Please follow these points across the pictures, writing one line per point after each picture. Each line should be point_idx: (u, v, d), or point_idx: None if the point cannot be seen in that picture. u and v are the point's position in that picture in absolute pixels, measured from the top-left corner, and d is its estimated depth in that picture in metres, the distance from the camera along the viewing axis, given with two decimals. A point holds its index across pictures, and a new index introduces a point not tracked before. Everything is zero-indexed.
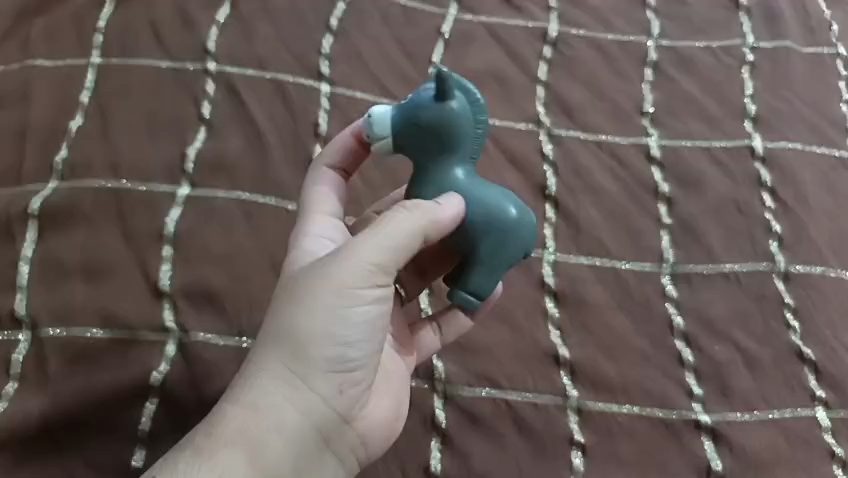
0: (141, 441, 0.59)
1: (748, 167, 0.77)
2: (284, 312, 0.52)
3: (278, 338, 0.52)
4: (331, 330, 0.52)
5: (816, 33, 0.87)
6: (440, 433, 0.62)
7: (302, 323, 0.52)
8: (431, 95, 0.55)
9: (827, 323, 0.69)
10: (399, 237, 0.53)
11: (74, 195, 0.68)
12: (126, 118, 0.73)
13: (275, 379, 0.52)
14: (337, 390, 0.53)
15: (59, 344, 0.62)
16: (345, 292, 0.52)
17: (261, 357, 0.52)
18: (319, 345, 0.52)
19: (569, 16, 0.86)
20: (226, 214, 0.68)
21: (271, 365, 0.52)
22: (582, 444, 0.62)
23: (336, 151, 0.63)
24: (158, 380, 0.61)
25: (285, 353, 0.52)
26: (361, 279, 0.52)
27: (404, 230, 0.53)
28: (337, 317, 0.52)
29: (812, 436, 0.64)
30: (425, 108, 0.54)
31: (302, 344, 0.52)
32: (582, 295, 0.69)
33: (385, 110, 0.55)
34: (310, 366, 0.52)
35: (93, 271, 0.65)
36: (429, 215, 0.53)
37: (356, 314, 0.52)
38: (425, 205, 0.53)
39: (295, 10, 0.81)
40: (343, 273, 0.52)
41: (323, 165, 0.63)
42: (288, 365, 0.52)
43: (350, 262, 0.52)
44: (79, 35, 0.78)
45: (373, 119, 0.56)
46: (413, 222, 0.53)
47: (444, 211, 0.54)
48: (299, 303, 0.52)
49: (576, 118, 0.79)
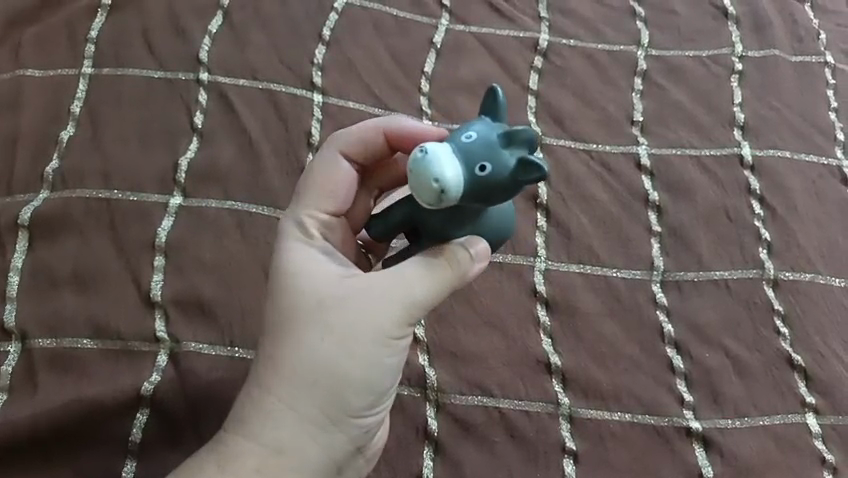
0: (130, 452, 0.59)
1: (737, 175, 0.77)
2: (308, 348, 0.51)
3: (301, 373, 0.51)
4: (363, 378, 0.52)
5: (804, 42, 0.88)
6: (432, 442, 0.63)
7: (335, 369, 0.51)
8: (510, 172, 0.50)
9: (817, 329, 0.69)
10: (433, 289, 0.53)
11: (64, 206, 0.68)
12: (118, 128, 0.73)
13: (297, 415, 0.52)
14: (356, 429, 0.54)
15: (48, 354, 0.62)
16: (375, 338, 0.52)
17: (287, 398, 0.52)
18: (352, 393, 0.52)
19: (559, 26, 0.87)
20: (218, 223, 0.69)
21: (293, 400, 0.52)
22: (574, 451, 0.63)
23: (355, 142, 0.60)
24: (149, 391, 0.61)
25: (315, 398, 0.52)
26: (391, 327, 0.52)
27: (440, 283, 0.53)
28: (370, 365, 0.52)
29: (801, 442, 0.64)
30: (501, 193, 0.51)
31: (334, 391, 0.52)
32: (573, 302, 0.69)
33: (460, 184, 0.50)
34: (341, 411, 0.52)
35: (84, 282, 0.65)
36: (464, 270, 0.53)
37: (388, 363, 0.53)
38: (461, 259, 0.53)
39: (287, 20, 0.82)
40: (374, 321, 0.51)
41: (338, 152, 0.60)
42: (319, 409, 0.52)
43: (385, 311, 0.52)
44: (71, 44, 0.78)
45: (447, 194, 0.49)
46: (443, 272, 0.53)
47: (477, 266, 0.54)
48: (327, 342, 0.51)
49: (566, 127, 0.80)
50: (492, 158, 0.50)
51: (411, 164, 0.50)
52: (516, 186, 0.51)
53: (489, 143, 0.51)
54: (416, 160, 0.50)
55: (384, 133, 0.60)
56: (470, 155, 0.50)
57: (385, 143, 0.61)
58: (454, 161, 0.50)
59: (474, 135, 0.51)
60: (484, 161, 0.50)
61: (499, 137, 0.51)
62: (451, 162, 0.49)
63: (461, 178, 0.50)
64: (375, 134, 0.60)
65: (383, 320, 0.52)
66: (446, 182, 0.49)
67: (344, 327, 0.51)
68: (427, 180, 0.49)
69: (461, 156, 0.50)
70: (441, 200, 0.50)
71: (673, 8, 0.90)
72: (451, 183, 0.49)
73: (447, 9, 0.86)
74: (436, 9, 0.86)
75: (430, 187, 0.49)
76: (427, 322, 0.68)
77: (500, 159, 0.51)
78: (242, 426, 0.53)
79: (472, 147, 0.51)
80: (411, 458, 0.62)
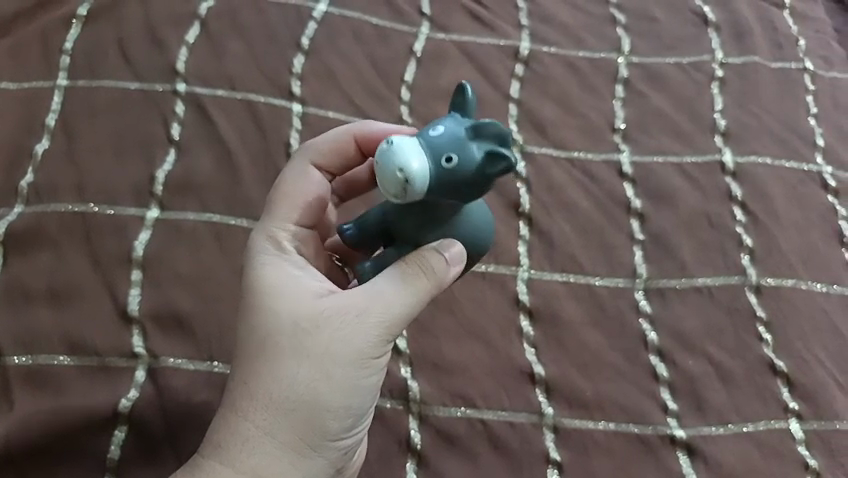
0: (109, 470, 0.58)
1: (718, 181, 0.77)
2: (287, 372, 0.51)
3: (279, 399, 0.50)
4: (343, 399, 0.52)
5: (783, 48, 0.88)
6: (416, 454, 0.62)
7: (315, 393, 0.51)
8: (478, 164, 0.49)
9: (799, 336, 0.69)
10: (410, 303, 0.52)
11: (39, 220, 0.67)
12: (94, 140, 0.72)
13: (276, 441, 0.51)
14: (336, 451, 0.53)
15: (23, 371, 0.61)
16: (354, 359, 0.51)
17: (266, 423, 0.51)
18: (332, 416, 0.52)
19: (540, 34, 0.87)
20: (197, 236, 0.68)
21: (272, 426, 0.51)
22: (558, 462, 0.63)
23: (326, 151, 0.61)
24: (127, 408, 0.60)
25: (295, 421, 0.51)
26: (370, 346, 0.52)
27: (417, 298, 0.53)
28: (349, 386, 0.52)
29: (785, 448, 0.64)
30: (470, 186, 0.50)
31: (315, 415, 0.51)
32: (555, 311, 0.69)
33: (425, 173, 0.48)
34: (321, 435, 0.52)
35: (59, 297, 0.64)
36: (441, 281, 0.53)
37: (366, 382, 0.53)
38: (438, 267, 0.52)
39: (265, 29, 0.81)
40: (352, 342, 0.51)
41: (310, 165, 0.60)
42: (298, 432, 0.51)
43: (363, 332, 0.51)
44: (45, 55, 0.77)
45: (412, 183, 0.48)
46: (420, 286, 0.53)
47: (454, 267, 0.53)
48: (305, 365, 0.51)
49: (548, 135, 0.79)
50: (459, 150, 0.49)
51: (378, 156, 0.49)
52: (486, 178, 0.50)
53: (457, 135, 0.50)
54: (382, 152, 0.49)
55: (353, 136, 0.62)
56: (437, 147, 0.49)
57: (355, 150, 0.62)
58: (419, 151, 0.49)
59: (442, 128, 0.50)
60: (451, 153, 0.49)
61: (467, 129, 0.50)
62: (416, 153, 0.48)
63: (427, 169, 0.48)
64: (345, 139, 0.61)
65: (362, 342, 0.51)
66: (411, 171, 0.48)
67: (323, 350, 0.51)
68: (392, 170, 0.48)
69: (427, 147, 0.49)
70: (405, 193, 0.49)
71: (653, 15, 0.90)
72: (416, 173, 0.48)
73: (427, 17, 0.86)
74: (416, 18, 0.85)
75: (394, 177, 0.48)
76: (409, 335, 0.67)
77: (468, 151, 0.49)
78: (218, 452, 0.51)
79: (440, 139, 0.50)
80: (391, 471, 0.61)
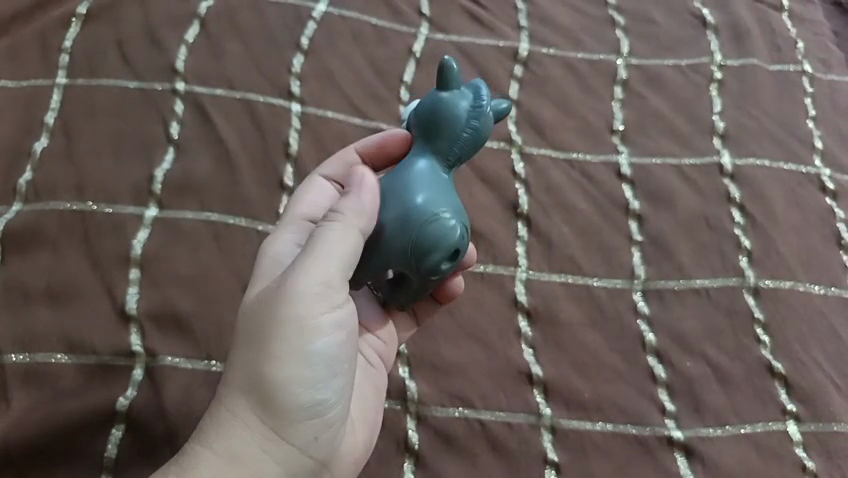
0: (106, 469, 0.58)
1: (717, 183, 0.78)
2: (246, 353, 0.52)
3: (242, 380, 0.51)
4: (297, 373, 0.51)
5: (782, 51, 0.89)
6: (413, 454, 0.62)
7: (268, 369, 0.51)
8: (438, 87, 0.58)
9: (797, 337, 0.69)
10: (335, 253, 0.52)
11: (37, 219, 0.67)
12: (93, 139, 0.72)
13: (244, 421, 0.51)
14: (309, 428, 0.53)
15: (20, 370, 0.61)
16: (303, 327, 0.52)
17: (233, 406, 0.51)
18: (289, 391, 0.51)
19: (540, 35, 0.87)
20: (195, 235, 0.68)
21: (239, 407, 0.51)
22: (555, 462, 0.62)
23: (332, 166, 0.66)
24: (124, 407, 0.60)
25: (254, 400, 0.51)
26: (314, 311, 0.52)
27: (339, 248, 0.52)
28: (301, 358, 0.52)
29: (783, 450, 0.64)
30: (427, 99, 0.58)
31: (277, 392, 0.51)
32: (553, 312, 0.69)
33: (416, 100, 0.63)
34: (288, 411, 0.52)
35: (58, 296, 0.64)
36: (353, 220, 0.53)
37: (318, 351, 0.52)
38: (345, 209, 0.53)
39: (265, 30, 0.81)
40: (298, 312, 0.51)
41: (318, 176, 0.66)
42: (263, 411, 0.51)
43: (303, 298, 0.52)
44: (45, 55, 0.77)
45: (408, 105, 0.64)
46: (348, 235, 0.53)
47: (360, 197, 0.54)
48: (260, 344, 0.51)
49: (547, 136, 0.79)
50: None
51: None
52: (437, 95, 0.57)
53: None
54: None
55: (356, 152, 0.65)
56: None
57: (362, 164, 0.65)
58: None
59: None
60: None
61: None
62: None
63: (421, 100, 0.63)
64: (350, 156, 0.65)
65: (306, 309, 0.52)
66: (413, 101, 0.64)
67: (273, 325, 0.51)
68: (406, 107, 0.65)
69: None
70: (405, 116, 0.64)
71: (652, 17, 0.90)
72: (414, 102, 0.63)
73: (426, 18, 0.86)
74: (416, 19, 0.86)
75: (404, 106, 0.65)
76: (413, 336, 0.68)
77: None
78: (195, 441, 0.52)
79: None
80: (389, 471, 0.61)
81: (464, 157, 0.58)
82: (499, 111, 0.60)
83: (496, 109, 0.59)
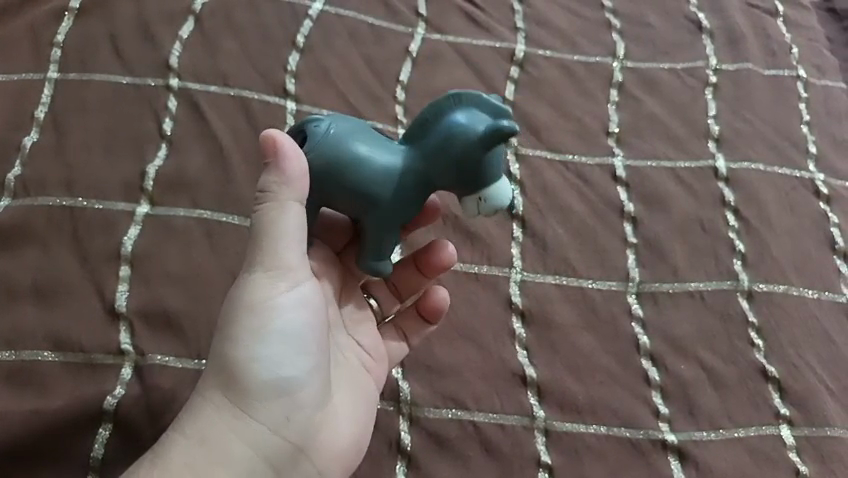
0: (92, 469, 0.57)
1: (712, 187, 0.78)
2: (212, 343, 0.54)
3: (208, 370, 0.53)
4: (256, 356, 0.52)
5: (777, 56, 0.89)
6: (406, 456, 0.61)
7: (231, 353, 0.52)
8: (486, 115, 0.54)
9: (791, 342, 0.69)
10: (277, 229, 0.51)
11: (26, 215, 0.66)
12: (84, 134, 0.71)
13: (211, 409, 0.52)
14: (279, 415, 0.53)
15: (6, 368, 0.60)
16: (256, 311, 0.52)
17: (199, 396, 0.53)
18: (245, 374, 0.52)
19: (537, 37, 0.87)
20: (186, 233, 0.67)
21: (204, 397, 0.53)
22: (548, 465, 0.62)
23: None
24: (112, 406, 0.59)
25: (221, 387, 0.52)
26: (263, 293, 0.52)
27: (281, 225, 0.51)
28: (260, 339, 0.52)
29: (776, 454, 0.64)
30: None
31: (232, 375, 0.52)
32: (548, 313, 0.69)
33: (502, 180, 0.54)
34: (248, 395, 0.52)
35: (46, 292, 0.63)
36: (284, 191, 0.50)
37: (277, 330, 0.53)
38: (270, 182, 0.51)
39: (261, 27, 0.81)
40: (250, 296, 0.52)
41: None
42: (225, 396, 0.52)
43: (254, 283, 0.52)
44: (36, 50, 0.76)
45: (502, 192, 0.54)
46: (273, 209, 0.51)
47: (274, 169, 0.50)
48: (220, 332, 0.53)
49: (543, 138, 0.79)
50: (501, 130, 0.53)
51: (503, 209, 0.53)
52: None
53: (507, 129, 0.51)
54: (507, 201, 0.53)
55: None
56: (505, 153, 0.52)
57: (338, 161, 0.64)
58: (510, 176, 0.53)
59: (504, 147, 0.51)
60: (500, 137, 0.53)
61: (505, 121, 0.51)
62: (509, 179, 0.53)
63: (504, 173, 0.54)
64: None
65: (257, 293, 0.52)
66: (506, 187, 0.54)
67: (229, 311, 0.53)
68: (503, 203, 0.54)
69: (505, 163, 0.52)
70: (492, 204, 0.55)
71: (649, 21, 0.91)
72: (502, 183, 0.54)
73: (423, 18, 0.86)
74: (412, 19, 0.86)
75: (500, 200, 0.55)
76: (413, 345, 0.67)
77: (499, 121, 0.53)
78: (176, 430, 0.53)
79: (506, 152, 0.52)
80: (380, 472, 0.61)
81: (420, 142, 0.52)
82: (490, 129, 0.49)
83: (490, 122, 0.50)
